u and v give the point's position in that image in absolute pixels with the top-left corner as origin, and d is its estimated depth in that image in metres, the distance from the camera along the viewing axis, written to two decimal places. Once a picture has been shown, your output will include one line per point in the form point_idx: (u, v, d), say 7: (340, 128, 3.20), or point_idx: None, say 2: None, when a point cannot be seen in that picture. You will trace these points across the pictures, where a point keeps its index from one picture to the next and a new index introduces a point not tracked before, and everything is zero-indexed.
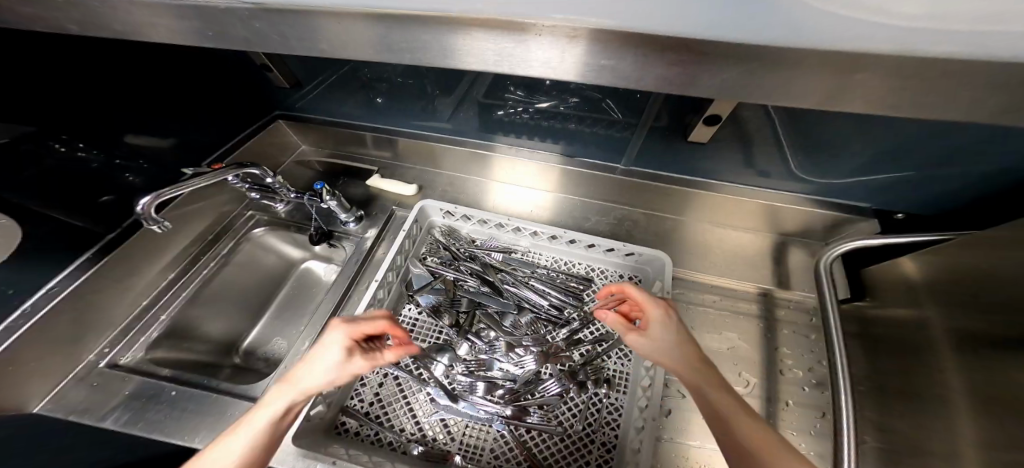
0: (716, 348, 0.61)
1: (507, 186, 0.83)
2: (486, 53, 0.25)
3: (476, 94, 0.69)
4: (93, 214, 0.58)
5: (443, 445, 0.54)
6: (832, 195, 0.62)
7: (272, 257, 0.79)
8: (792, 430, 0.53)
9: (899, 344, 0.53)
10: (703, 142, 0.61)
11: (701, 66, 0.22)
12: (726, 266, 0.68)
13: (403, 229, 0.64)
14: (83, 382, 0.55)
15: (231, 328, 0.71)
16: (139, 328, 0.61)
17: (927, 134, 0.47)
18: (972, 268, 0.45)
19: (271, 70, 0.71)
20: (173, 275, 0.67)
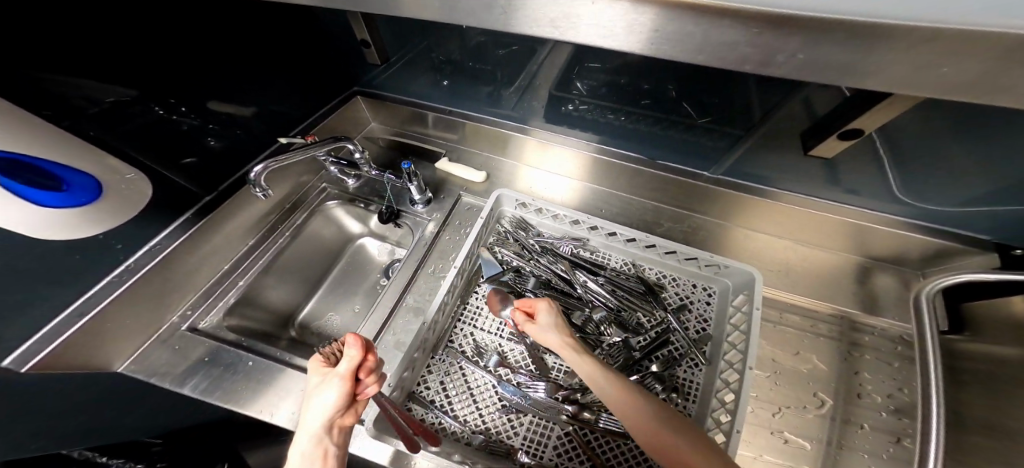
0: (791, 368, 0.59)
1: (543, 174, 0.82)
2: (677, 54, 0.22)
3: (544, 85, 0.67)
4: (183, 178, 0.56)
5: (507, 439, 0.54)
6: (937, 223, 0.58)
7: (333, 230, 0.78)
8: (864, 452, 0.52)
9: (1003, 381, 0.51)
10: (825, 157, 0.56)
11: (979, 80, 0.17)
12: (804, 286, 0.65)
13: (480, 218, 0.63)
14: (164, 344, 0.57)
15: (291, 297, 0.72)
16: (219, 292, 0.63)
17: None
18: None
19: (367, 46, 0.69)
20: (252, 242, 0.67)
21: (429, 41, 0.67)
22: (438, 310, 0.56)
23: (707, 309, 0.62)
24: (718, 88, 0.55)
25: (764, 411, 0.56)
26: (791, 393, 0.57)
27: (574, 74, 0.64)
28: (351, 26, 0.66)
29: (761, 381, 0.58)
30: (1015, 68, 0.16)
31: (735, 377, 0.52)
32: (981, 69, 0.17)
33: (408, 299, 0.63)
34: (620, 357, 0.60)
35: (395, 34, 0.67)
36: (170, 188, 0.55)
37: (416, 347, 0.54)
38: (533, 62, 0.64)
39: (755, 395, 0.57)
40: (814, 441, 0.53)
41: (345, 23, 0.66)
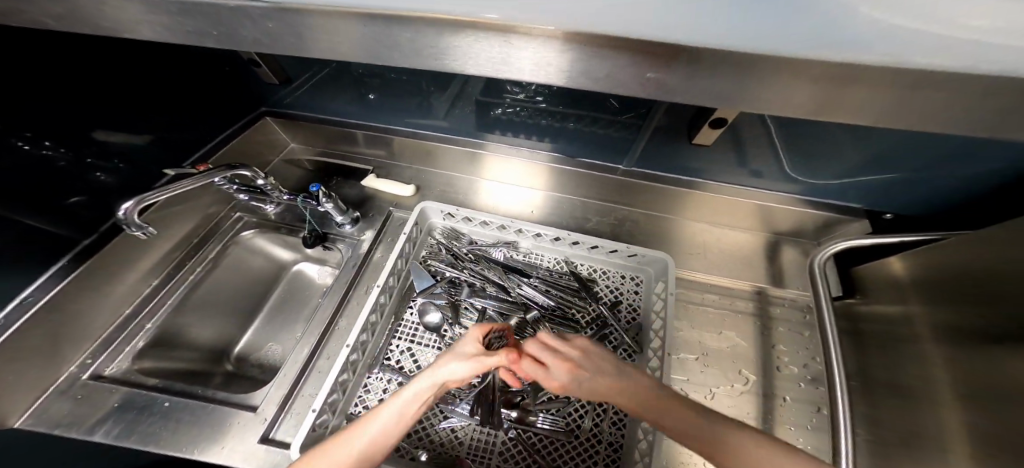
0: (713, 347, 0.62)
1: (499, 185, 0.83)
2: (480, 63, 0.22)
3: (471, 92, 0.68)
4: (61, 220, 0.54)
5: (452, 450, 0.53)
6: (821, 197, 0.64)
7: (261, 259, 0.76)
8: (790, 425, 0.55)
9: (885, 339, 0.56)
10: (706, 144, 0.61)
11: (722, 77, 0.19)
12: (723, 266, 0.69)
13: (404, 233, 0.62)
14: (65, 395, 0.53)
15: (220, 332, 0.68)
16: (120, 339, 0.58)
17: (917, 138, 0.50)
18: (970, 262, 0.46)
19: (258, 65, 0.68)
20: (156, 282, 0.63)
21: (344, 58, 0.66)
22: (364, 329, 0.54)
23: (636, 299, 0.63)
24: None
25: (697, 395, 0.58)
26: (717, 375, 0.59)
27: (506, 83, 0.64)
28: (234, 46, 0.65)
29: (692, 364, 0.61)
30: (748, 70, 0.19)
31: (659, 363, 0.54)
32: (714, 73, 0.19)
33: (339, 324, 0.60)
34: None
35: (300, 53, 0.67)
36: (38, 231, 0.51)
37: (345, 369, 0.51)
38: (454, 83, 0.68)
39: (687, 379, 0.59)
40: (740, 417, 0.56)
41: None
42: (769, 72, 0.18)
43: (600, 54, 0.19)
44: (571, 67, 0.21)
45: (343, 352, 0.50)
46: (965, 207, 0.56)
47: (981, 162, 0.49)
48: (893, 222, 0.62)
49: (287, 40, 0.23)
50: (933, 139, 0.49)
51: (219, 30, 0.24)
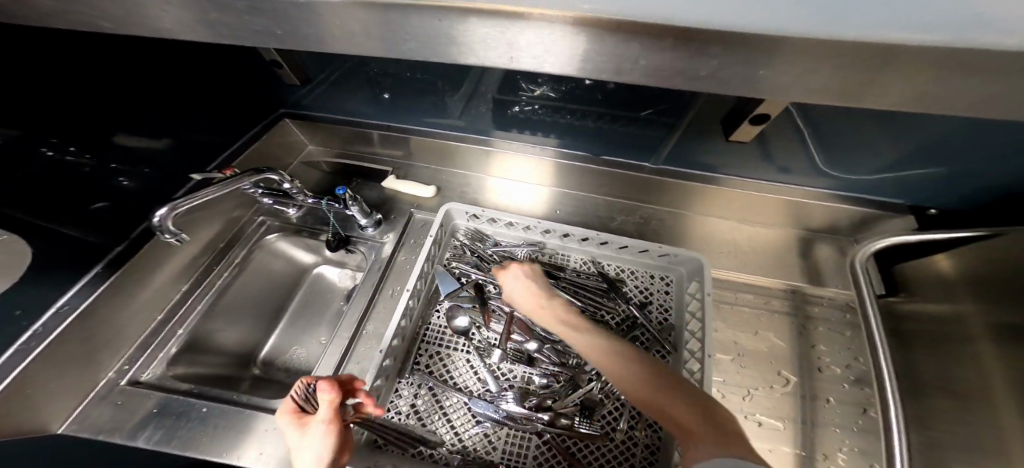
0: (749, 348, 0.60)
1: (508, 183, 0.81)
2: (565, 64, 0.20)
3: (486, 92, 0.67)
4: (86, 227, 0.52)
5: (485, 455, 0.51)
6: (860, 192, 0.62)
7: (282, 262, 0.74)
8: (834, 426, 0.53)
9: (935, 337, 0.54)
10: (745, 141, 0.59)
11: (859, 74, 0.17)
12: (756, 265, 0.67)
13: (428, 237, 0.61)
14: (105, 400, 0.52)
15: (246, 335, 0.67)
16: (155, 345, 0.58)
17: (971, 130, 0.47)
18: None
19: (280, 66, 0.67)
20: (186, 287, 0.63)
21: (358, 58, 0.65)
22: (395, 335, 0.53)
23: (668, 299, 0.62)
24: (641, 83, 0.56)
25: (736, 395, 0.56)
26: (758, 377, 0.58)
27: (518, 81, 0.63)
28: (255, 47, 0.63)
29: (728, 365, 0.59)
30: (893, 68, 0.16)
31: (698, 366, 0.52)
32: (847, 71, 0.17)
33: (367, 329, 0.59)
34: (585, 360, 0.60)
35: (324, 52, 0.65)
36: (64, 239, 0.50)
37: (378, 375, 0.50)
38: (471, 78, 0.65)
39: (723, 380, 0.58)
40: (782, 419, 0.54)
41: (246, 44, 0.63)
42: (919, 72, 0.16)
43: (694, 49, 0.18)
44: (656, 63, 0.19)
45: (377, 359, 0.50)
46: (1016, 200, 0.54)
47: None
48: (939, 218, 0.59)
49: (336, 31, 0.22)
50: (988, 131, 0.47)
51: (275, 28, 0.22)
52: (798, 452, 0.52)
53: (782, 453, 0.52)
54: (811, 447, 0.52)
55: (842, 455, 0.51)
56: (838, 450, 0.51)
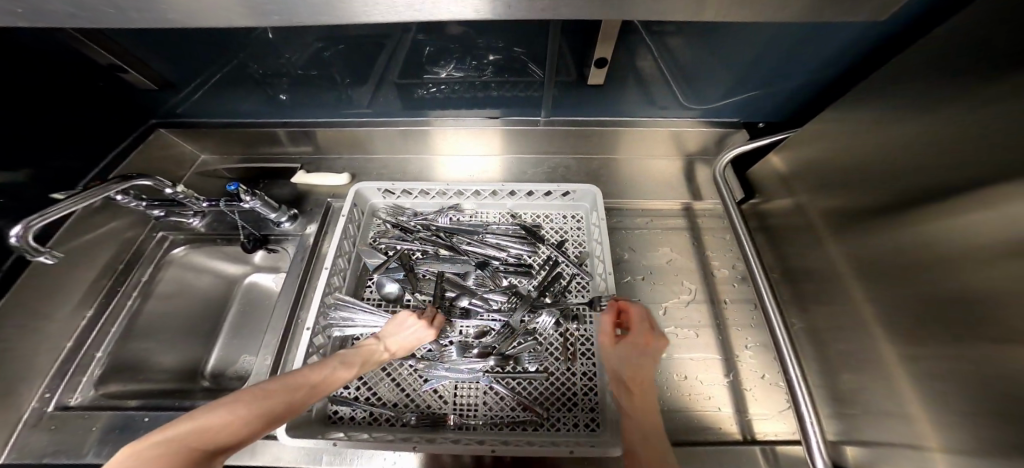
0: (656, 264, 0.68)
1: (454, 160, 0.85)
2: (366, 5, 0.24)
3: (390, 75, 0.68)
4: None
5: (437, 409, 0.54)
6: (711, 116, 0.75)
7: (206, 278, 0.71)
8: (738, 326, 0.60)
9: (791, 227, 0.62)
10: (599, 83, 0.67)
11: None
12: (651, 192, 0.77)
13: (342, 215, 0.62)
14: (36, 430, 0.49)
15: (187, 354, 0.65)
16: (74, 369, 0.55)
17: (770, 48, 0.59)
18: (814, 133, 0.57)
19: (125, 70, 0.63)
20: (90, 313, 0.59)
21: (240, 57, 0.63)
22: (324, 312, 0.55)
23: (579, 234, 0.69)
24: (526, 43, 0.61)
25: (654, 313, 0.62)
26: (666, 291, 0.65)
27: (426, 60, 0.65)
28: (88, 55, 0.59)
29: (641, 287, 0.65)
30: None
31: (604, 285, 0.59)
32: None
33: (302, 315, 0.60)
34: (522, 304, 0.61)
35: (188, 50, 0.61)
36: None
37: (312, 352, 0.51)
38: (382, 54, 0.64)
39: (641, 299, 0.64)
40: (695, 327, 0.61)
41: (78, 54, 0.58)
42: None
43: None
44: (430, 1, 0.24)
45: (305, 336, 0.50)
46: (810, 104, 0.70)
47: (819, 57, 0.60)
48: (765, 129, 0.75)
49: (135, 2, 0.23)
50: (784, 42, 0.58)
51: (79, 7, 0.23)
52: (718, 357, 0.57)
53: (707, 357, 0.57)
54: (730, 350, 0.58)
55: (749, 352, 0.58)
56: (747, 349, 0.58)
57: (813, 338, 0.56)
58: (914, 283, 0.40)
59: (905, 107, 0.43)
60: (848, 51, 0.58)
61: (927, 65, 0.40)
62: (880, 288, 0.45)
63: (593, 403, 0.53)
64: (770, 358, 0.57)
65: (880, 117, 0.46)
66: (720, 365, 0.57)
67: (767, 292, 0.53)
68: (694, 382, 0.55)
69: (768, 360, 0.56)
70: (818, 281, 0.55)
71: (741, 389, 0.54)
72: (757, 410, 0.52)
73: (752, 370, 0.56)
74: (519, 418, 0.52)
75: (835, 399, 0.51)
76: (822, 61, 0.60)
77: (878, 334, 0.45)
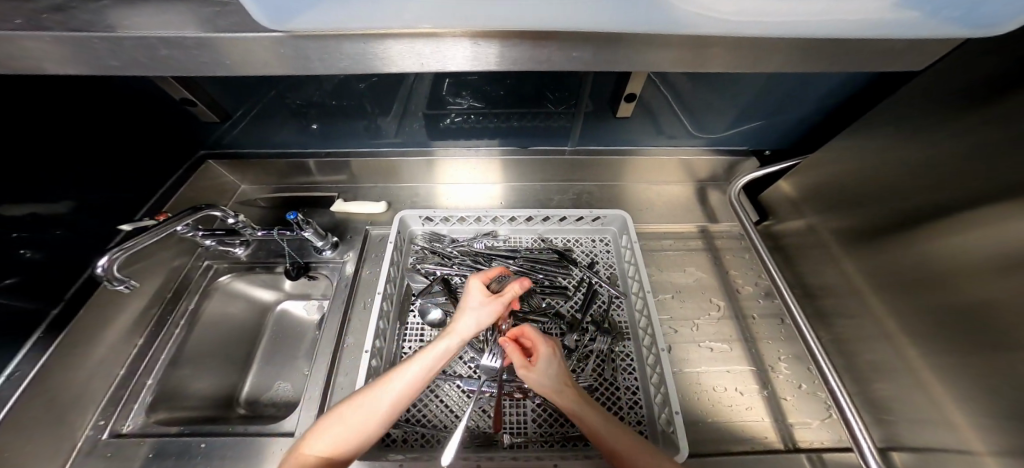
0: (683, 283, 0.72)
1: (456, 187, 0.89)
2: (476, 57, 0.28)
3: (418, 106, 0.73)
4: (22, 300, 0.52)
5: (487, 428, 0.55)
6: (722, 145, 0.81)
7: (241, 305, 0.74)
8: (768, 339, 0.64)
9: (802, 245, 0.68)
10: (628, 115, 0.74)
11: (673, 45, 0.28)
12: (669, 215, 0.83)
13: (389, 243, 0.66)
14: (89, 457, 0.50)
15: (223, 380, 0.67)
16: (127, 396, 0.57)
17: (770, 84, 0.67)
18: (816, 160, 0.64)
19: (194, 104, 0.66)
20: (142, 340, 0.62)
21: (278, 88, 0.67)
22: (377, 335, 0.57)
23: (609, 256, 0.72)
24: (554, 77, 0.66)
25: (687, 330, 0.66)
26: (694, 307, 0.69)
27: (445, 94, 0.70)
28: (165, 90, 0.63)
29: (670, 303, 0.69)
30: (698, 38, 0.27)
31: (641, 302, 0.62)
32: (679, 41, 0.28)
33: (348, 341, 0.61)
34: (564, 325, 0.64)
35: (234, 85, 0.65)
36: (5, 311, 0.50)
37: (369, 375, 0.54)
38: (403, 89, 0.69)
39: (672, 317, 0.67)
40: (726, 341, 0.64)
41: (158, 89, 0.63)
42: (703, 46, 0.28)
43: (534, 43, 0.27)
44: (534, 56, 0.28)
45: (364, 358, 0.54)
46: (812, 131, 0.77)
47: (818, 88, 0.67)
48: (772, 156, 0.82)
49: (299, 54, 0.27)
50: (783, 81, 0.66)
51: (224, 61, 0.27)
52: (751, 368, 0.61)
53: (739, 370, 0.61)
54: (762, 362, 0.61)
55: (782, 364, 0.61)
56: (779, 360, 0.62)
57: (839, 350, 0.59)
58: (933, 294, 0.45)
59: (899, 138, 0.50)
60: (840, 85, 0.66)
61: (915, 101, 0.47)
62: (900, 299, 0.50)
63: (639, 417, 0.54)
64: (804, 369, 0.61)
65: (879, 146, 0.53)
66: (756, 377, 0.60)
67: (795, 307, 0.57)
68: (734, 393, 0.58)
69: (801, 374, 0.60)
70: (838, 295, 0.60)
71: (779, 399, 0.58)
72: (799, 418, 0.55)
73: (788, 382, 0.59)
74: (568, 433, 0.54)
75: (868, 405, 0.54)
76: (818, 95, 0.68)
77: (905, 345, 0.49)
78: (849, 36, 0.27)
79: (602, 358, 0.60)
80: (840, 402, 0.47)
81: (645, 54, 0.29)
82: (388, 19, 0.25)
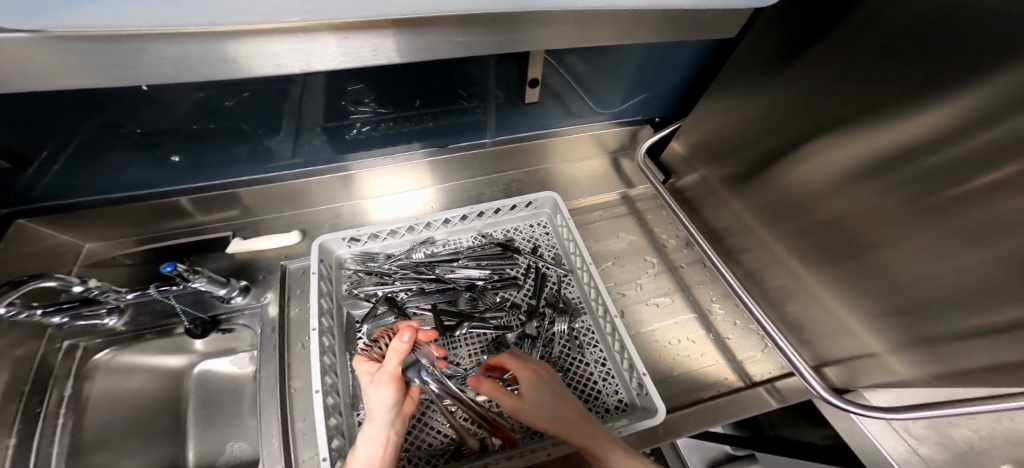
0: (618, 249, 0.79)
1: (383, 199, 0.82)
2: (361, 53, 0.26)
3: (313, 120, 0.65)
4: None
5: (474, 435, 0.53)
6: (621, 119, 0.90)
7: (144, 377, 0.63)
8: (698, 281, 0.74)
9: (702, 195, 0.78)
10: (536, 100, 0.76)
11: (581, 23, 0.30)
12: (595, 188, 0.88)
13: (313, 273, 0.58)
14: None
15: (152, 460, 0.59)
16: None
17: (646, 60, 0.75)
18: (693, 121, 0.74)
19: None
20: (14, 442, 0.51)
21: (99, 117, 0.52)
22: (325, 373, 0.51)
23: (550, 237, 0.73)
24: (456, 72, 0.64)
25: (631, 291, 0.72)
26: (634, 268, 0.76)
27: (345, 100, 0.63)
28: None
29: (611, 269, 0.75)
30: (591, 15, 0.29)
31: (587, 275, 0.64)
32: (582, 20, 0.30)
33: (296, 383, 0.53)
34: (522, 315, 0.64)
35: (27, 119, 0.49)
36: None
37: (329, 414, 0.48)
38: (292, 100, 0.60)
39: (616, 282, 0.73)
40: (668, 293, 0.72)
41: None
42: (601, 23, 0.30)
43: (428, 28, 0.25)
44: (435, 43, 0.27)
45: (317, 399, 0.47)
46: (687, 96, 0.89)
47: (685, 58, 0.77)
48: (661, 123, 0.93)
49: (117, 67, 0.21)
50: (655, 54, 0.74)
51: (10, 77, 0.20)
52: (693, 315, 0.70)
53: (681, 317, 0.69)
54: (694, 301, 0.71)
55: (715, 303, 0.71)
56: (712, 301, 0.71)
57: (750, 279, 0.70)
58: (806, 219, 0.56)
59: (750, 94, 0.60)
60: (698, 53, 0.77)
61: (747, 61, 0.57)
62: (779, 224, 0.62)
63: (615, 387, 0.57)
64: (732, 303, 0.71)
65: (736, 102, 0.63)
66: (699, 323, 0.69)
67: (711, 251, 0.65)
68: (688, 343, 0.66)
69: (728, 305, 0.70)
70: (738, 232, 0.71)
71: (725, 341, 0.66)
72: (746, 355, 0.65)
73: (724, 320, 0.69)
74: None
75: (779, 316, 0.66)
76: (684, 65, 0.79)
77: (791, 261, 0.61)
78: (694, 11, 0.33)
79: (565, 339, 0.62)
80: (766, 330, 0.57)
81: (531, 30, 0.29)
82: (216, 11, 0.20)
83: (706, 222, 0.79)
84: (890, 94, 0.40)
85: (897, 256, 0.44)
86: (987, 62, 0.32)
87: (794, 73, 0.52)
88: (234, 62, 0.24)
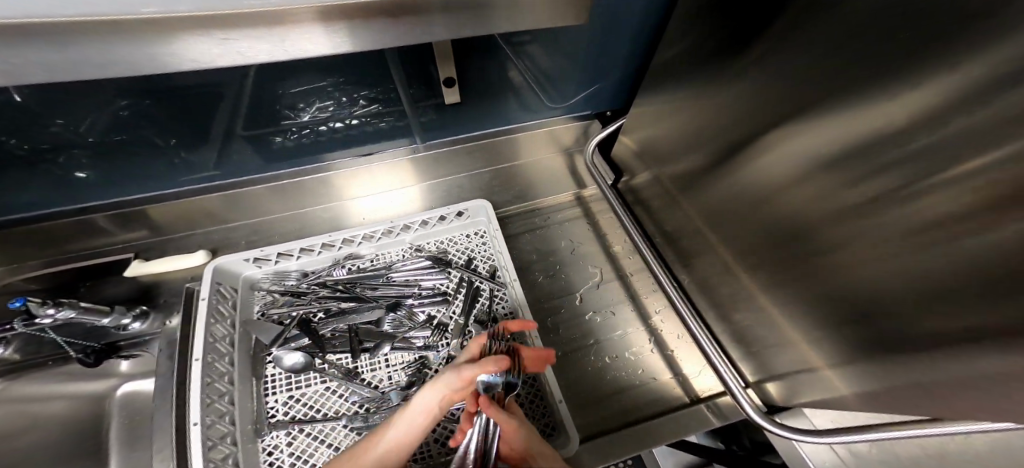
0: (563, 256, 0.73)
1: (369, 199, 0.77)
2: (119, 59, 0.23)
3: (233, 127, 0.61)
4: None
5: None
6: (569, 113, 0.81)
7: (59, 403, 0.58)
8: (647, 290, 0.69)
9: (653, 196, 0.72)
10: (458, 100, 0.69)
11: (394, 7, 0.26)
12: (545, 190, 0.82)
13: (202, 300, 0.53)
14: None
15: None
16: None
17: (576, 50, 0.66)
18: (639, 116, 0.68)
19: None
20: None
21: None
22: (209, 403, 0.46)
23: (487, 247, 0.68)
24: (358, 70, 0.58)
25: (574, 303, 0.67)
26: (580, 276, 0.71)
27: (244, 103, 0.58)
28: None
29: (553, 280, 0.70)
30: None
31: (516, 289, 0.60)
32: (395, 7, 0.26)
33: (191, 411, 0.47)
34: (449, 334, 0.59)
35: None
36: None
37: (212, 446, 0.44)
38: (221, 101, 0.56)
39: (557, 294, 0.68)
40: (613, 305, 0.67)
41: None
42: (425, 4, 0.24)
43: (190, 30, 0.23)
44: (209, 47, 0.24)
45: (194, 433, 0.43)
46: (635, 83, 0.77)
47: (623, 43, 0.66)
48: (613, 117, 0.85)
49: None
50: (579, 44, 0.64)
51: None
52: (642, 328, 0.65)
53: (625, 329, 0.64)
54: (642, 311, 0.66)
55: (660, 313, 0.66)
56: (659, 311, 0.66)
57: (702, 288, 0.64)
58: (747, 225, 0.50)
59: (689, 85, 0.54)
60: (639, 37, 0.65)
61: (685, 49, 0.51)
62: (724, 230, 0.56)
63: (541, 410, 0.53)
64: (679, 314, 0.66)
65: (677, 95, 0.57)
66: (646, 335, 0.64)
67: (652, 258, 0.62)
68: (629, 357, 0.61)
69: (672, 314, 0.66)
70: (688, 237, 0.65)
71: (668, 352, 0.62)
72: (693, 367, 0.60)
73: (671, 331, 0.64)
74: None
75: (731, 329, 0.60)
76: (624, 51, 0.68)
77: (738, 271, 0.55)
78: None
79: None
80: (701, 343, 0.54)
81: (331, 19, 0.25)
82: None
83: (659, 226, 0.73)
84: (819, 88, 0.34)
85: (826, 270, 0.39)
86: (896, 55, 0.27)
87: (724, 63, 0.46)
88: (151, 60, 0.23)
